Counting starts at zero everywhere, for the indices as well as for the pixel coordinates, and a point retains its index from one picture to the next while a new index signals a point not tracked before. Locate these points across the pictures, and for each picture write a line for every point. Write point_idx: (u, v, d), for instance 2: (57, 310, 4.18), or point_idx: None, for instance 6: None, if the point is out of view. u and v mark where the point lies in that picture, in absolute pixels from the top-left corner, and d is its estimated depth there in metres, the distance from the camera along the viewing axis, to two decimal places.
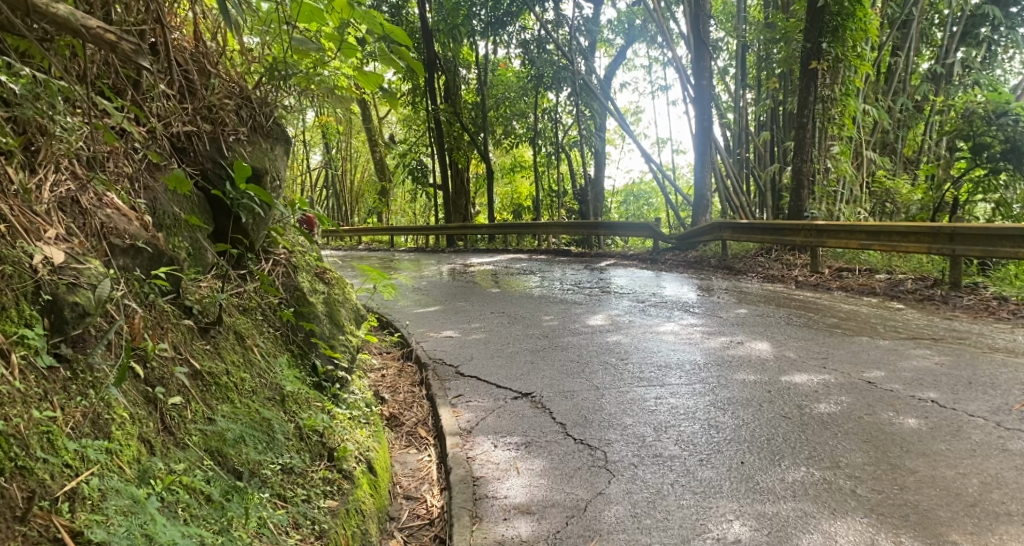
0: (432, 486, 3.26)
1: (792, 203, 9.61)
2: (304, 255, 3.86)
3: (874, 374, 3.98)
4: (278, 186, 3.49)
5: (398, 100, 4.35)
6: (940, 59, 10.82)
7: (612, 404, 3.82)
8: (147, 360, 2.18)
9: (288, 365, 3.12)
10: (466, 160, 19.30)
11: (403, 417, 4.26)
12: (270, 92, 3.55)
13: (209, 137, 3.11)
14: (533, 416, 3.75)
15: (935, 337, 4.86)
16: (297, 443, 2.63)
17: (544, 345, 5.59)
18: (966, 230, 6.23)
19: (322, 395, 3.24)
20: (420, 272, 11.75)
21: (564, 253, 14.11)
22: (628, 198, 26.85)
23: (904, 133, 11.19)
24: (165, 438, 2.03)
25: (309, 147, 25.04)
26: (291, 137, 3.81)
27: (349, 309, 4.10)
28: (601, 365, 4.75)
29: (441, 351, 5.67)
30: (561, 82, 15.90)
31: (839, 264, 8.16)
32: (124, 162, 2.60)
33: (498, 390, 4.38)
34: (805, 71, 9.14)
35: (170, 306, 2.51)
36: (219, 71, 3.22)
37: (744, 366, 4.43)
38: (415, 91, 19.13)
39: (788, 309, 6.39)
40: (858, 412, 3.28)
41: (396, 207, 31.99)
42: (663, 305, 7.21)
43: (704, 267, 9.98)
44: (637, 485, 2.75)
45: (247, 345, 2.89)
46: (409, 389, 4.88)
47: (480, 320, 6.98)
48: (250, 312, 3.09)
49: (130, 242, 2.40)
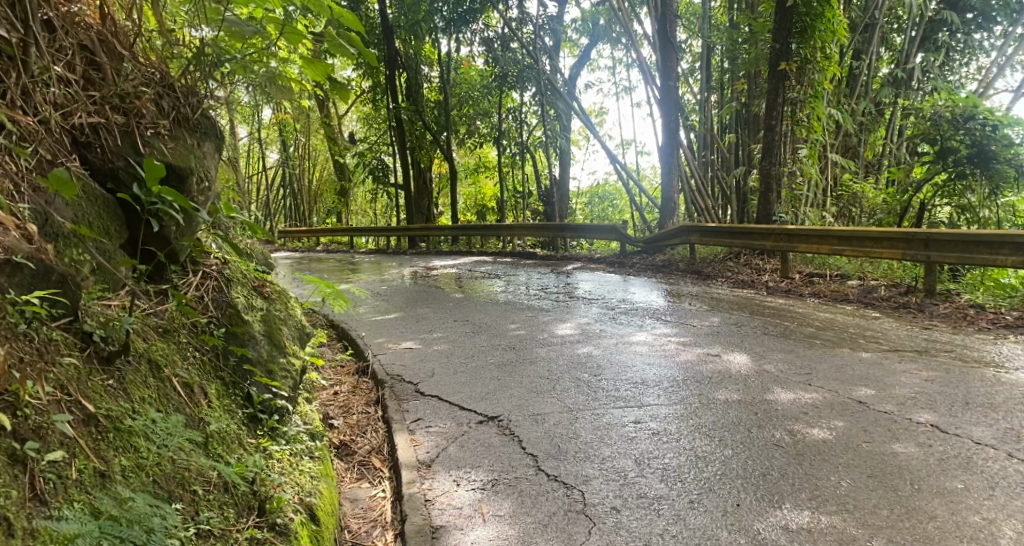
0: (385, 530, 2.86)
1: (761, 206, 9.40)
2: (240, 267, 3.41)
3: (863, 392, 3.72)
4: (207, 187, 3.01)
5: (350, 92, 3.95)
6: (901, 63, 10.80)
7: (586, 429, 3.48)
8: (17, 407, 1.75)
9: (216, 398, 2.68)
10: (428, 159, 18.78)
11: (355, 444, 3.84)
12: (198, 82, 3.09)
13: (121, 131, 2.64)
14: (500, 446, 3.38)
15: (919, 349, 4.66)
16: (219, 498, 2.20)
17: (510, 358, 5.22)
18: (940, 237, 6.06)
19: (255, 430, 2.82)
20: (380, 276, 11.22)
21: (529, 256, 13.76)
22: (592, 199, 26.80)
23: (867, 137, 11.20)
24: (34, 513, 1.61)
25: (265, 146, 24.20)
26: (223, 132, 3.34)
27: (293, 327, 3.66)
28: (573, 383, 4.40)
29: (399, 365, 5.26)
30: (525, 81, 15.55)
31: (809, 269, 8.01)
32: (4, 157, 2.12)
33: (461, 413, 3.99)
34: (774, 72, 8.94)
35: (61, 333, 2.08)
36: (135, 54, 2.79)
37: (724, 382, 4.14)
38: (376, 88, 18.57)
39: (762, 317, 6.17)
40: (855, 440, 3.01)
41: (357, 208, 31.29)
42: (634, 312, 6.91)
43: (672, 272, 9.76)
44: (622, 536, 2.41)
45: (164, 377, 2.45)
46: (363, 410, 4.46)
47: (442, 329, 6.56)
48: (170, 336, 2.66)
49: (5, 257, 1.94)
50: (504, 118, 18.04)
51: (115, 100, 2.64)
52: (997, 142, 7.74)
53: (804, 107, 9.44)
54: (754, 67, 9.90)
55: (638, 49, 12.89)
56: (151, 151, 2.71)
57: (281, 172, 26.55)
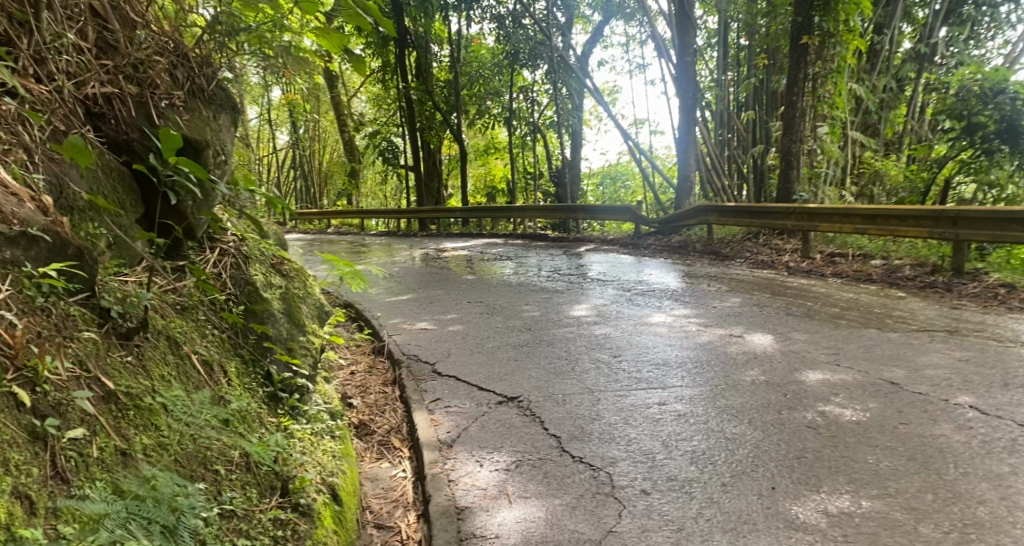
0: (408, 510, 2.81)
1: (780, 185, 9.20)
2: (257, 244, 3.34)
3: (895, 373, 3.62)
4: (222, 160, 2.93)
5: (366, 67, 3.85)
6: (924, 38, 10.41)
7: (610, 411, 3.41)
8: (36, 384, 1.69)
9: (236, 377, 2.62)
10: (439, 140, 18.59)
11: (374, 424, 3.78)
12: (214, 52, 3.00)
13: (135, 101, 2.56)
14: (522, 427, 3.32)
15: (949, 329, 4.54)
16: (242, 478, 2.15)
17: (529, 339, 5.14)
18: (970, 214, 5.89)
19: (276, 409, 2.76)
20: (392, 258, 11.12)
21: (541, 238, 13.62)
22: (603, 181, 26.59)
23: (887, 114, 10.92)
24: (57, 492, 1.56)
25: (274, 128, 24.04)
26: (238, 105, 3.24)
27: (311, 305, 3.59)
28: (593, 364, 4.32)
29: (415, 345, 5.19)
30: (538, 59, 15.29)
31: (830, 249, 7.85)
32: (16, 126, 2.04)
33: (481, 393, 3.93)
34: (795, 47, 8.66)
35: (79, 309, 2.03)
36: (148, 22, 2.69)
37: (750, 363, 4.05)
38: (385, 68, 18.35)
39: (784, 298, 6.05)
40: (892, 421, 2.93)
41: (367, 190, 31.17)
42: (651, 293, 6.81)
43: (688, 253, 9.62)
44: (655, 520, 2.36)
45: (183, 354, 2.39)
46: (380, 390, 4.40)
47: (456, 310, 6.48)
48: (188, 313, 2.60)
49: (20, 230, 1.88)
50: (515, 98, 17.79)
51: (128, 69, 2.55)
52: None
53: (825, 83, 9.20)
54: (774, 42, 9.64)
55: (653, 25, 12.60)
56: (166, 122, 2.62)
57: (291, 154, 26.45)
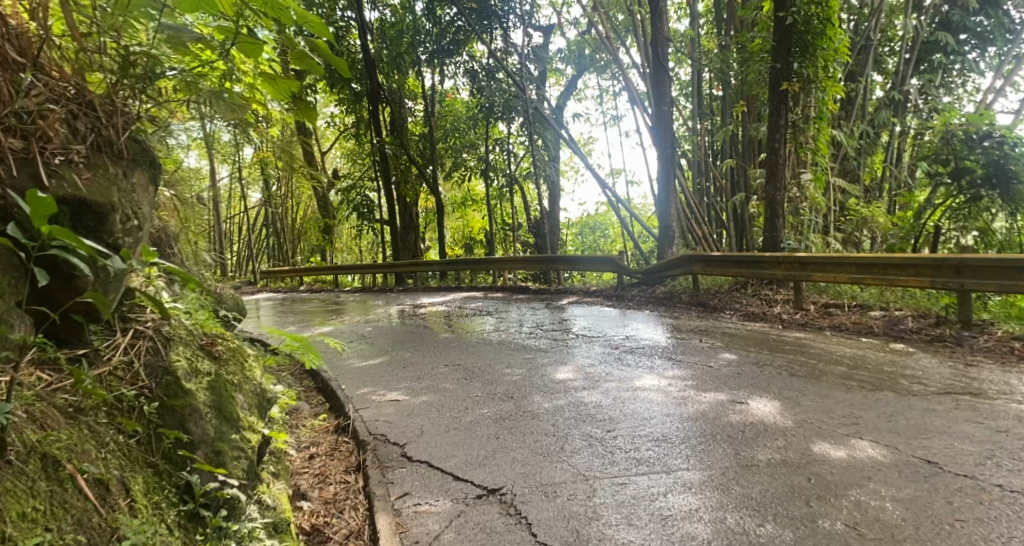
0: None
1: (767, 233, 8.86)
2: (181, 326, 2.83)
3: (931, 449, 3.18)
4: (134, 225, 2.46)
5: (317, 115, 3.46)
6: (897, 85, 10.40)
7: (609, 506, 2.89)
8: None
9: (143, 496, 2.08)
10: (414, 194, 18.24)
11: (331, 527, 3.20)
12: (130, 98, 2.54)
13: (20, 157, 2.09)
14: (505, 533, 2.79)
15: (974, 391, 4.12)
16: None
17: (509, 411, 4.60)
18: (974, 262, 5.54)
19: (194, 533, 2.19)
20: (367, 316, 10.55)
21: (521, 291, 13.13)
22: (583, 230, 26.48)
23: (866, 160, 10.78)
24: None
25: (247, 186, 23.51)
26: (157, 159, 2.78)
27: (249, 393, 3.04)
28: (584, 441, 3.79)
29: (382, 421, 4.62)
30: (513, 111, 14.90)
31: (824, 300, 7.50)
32: None
33: (457, 484, 3.38)
34: (775, 93, 8.46)
35: None
36: (41, 63, 2.23)
37: (761, 437, 3.56)
38: (359, 123, 18.12)
39: (783, 354, 5.63)
40: (945, 516, 2.58)
41: (343, 244, 30.65)
42: (640, 351, 6.35)
43: (675, 304, 9.23)
44: None
45: (64, 476, 1.84)
46: (342, 479, 3.83)
47: (431, 376, 5.93)
48: (83, 417, 2.07)
49: None
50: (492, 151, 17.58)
51: (11, 120, 2.07)
52: (1015, 161, 7.30)
53: (806, 129, 9.03)
54: (751, 90, 9.54)
55: (626, 76, 12.52)
56: (56, 183, 2.16)
57: (265, 212, 25.95)
